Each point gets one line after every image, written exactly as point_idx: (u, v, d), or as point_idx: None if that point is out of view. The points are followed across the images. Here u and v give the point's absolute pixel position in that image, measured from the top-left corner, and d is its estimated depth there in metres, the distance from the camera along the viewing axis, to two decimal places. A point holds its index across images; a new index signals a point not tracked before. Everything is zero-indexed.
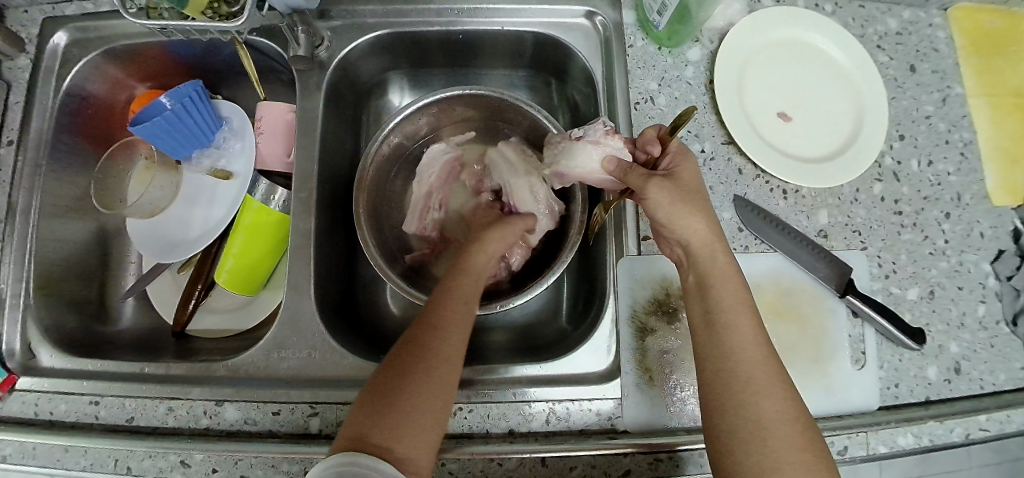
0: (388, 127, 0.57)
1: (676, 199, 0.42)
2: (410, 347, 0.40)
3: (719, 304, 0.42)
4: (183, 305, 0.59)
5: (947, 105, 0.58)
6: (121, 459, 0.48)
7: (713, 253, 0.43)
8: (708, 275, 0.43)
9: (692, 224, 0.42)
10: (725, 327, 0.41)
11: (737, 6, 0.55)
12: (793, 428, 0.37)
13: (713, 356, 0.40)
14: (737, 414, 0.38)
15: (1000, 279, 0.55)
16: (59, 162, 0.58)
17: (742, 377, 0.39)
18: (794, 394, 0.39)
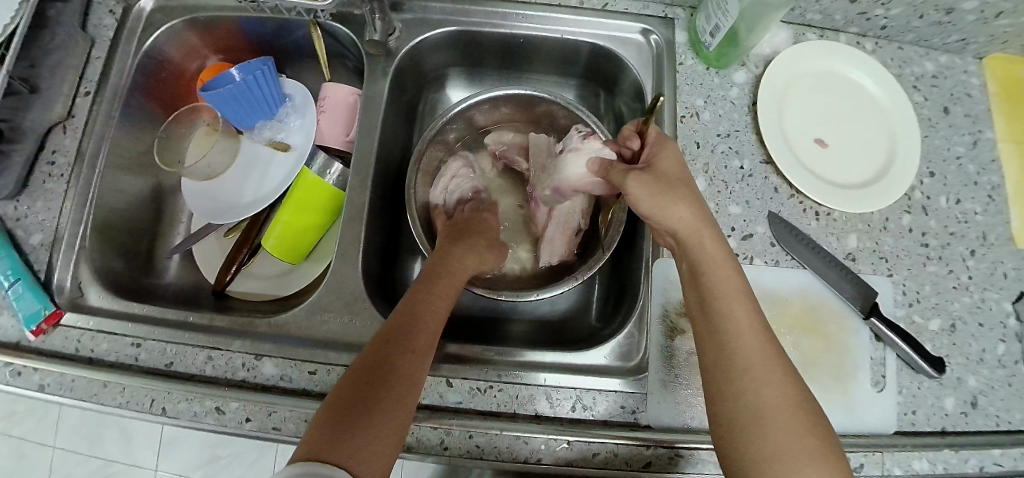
0: (445, 117, 0.59)
1: (652, 193, 0.45)
2: (371, 362, 0.41)
3: (714, 291, 0.43)
4: (227, 266, 0.62)
5: (977, 148, 0.61)
6: (157, 399, 0.49)
7: (704, 241, 0.45)
8: (703, 263, 0.44)
9: (681, 212, 0.45)
10: (720, 314, 0.43)
11: (783, 35, 0.60)
12: (791, 415, 0.38)
13: (713, 345, 0.42)
14: (739, 402, 0.39)
15: (1020, 319, 0.58)
16: (130, 118, 0.61)
17: (741, 365, 0.40)
18: (795, 380, 0.40)
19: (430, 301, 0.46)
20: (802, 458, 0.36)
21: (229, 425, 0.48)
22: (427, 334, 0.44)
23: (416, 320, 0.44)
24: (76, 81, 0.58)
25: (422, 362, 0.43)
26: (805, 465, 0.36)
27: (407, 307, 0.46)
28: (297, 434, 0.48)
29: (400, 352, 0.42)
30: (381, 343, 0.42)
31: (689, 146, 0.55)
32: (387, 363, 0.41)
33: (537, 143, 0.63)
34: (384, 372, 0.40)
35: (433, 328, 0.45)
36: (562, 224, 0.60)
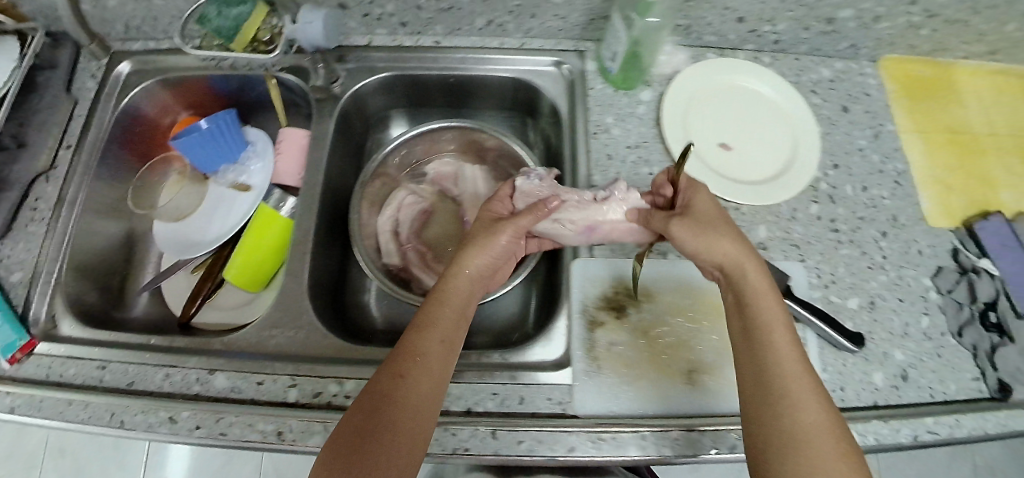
0: (389, 148, 0.66)
1: (693, 231, 0.47)
2: (380, 395, 0.42)
3: (757, 317, 0.43)
4: (193, 298, 0.67)
5: (879, 140, 0.65)
6: (116, 413, 0.53)
7: (744, 271, 0.45)
8: (745, 292, 0.44)
9: (722, 245, 0.45)
10: (763, 341, 0.42)
11: (679, 57, 0.65)
12: (831, 442, 0.37)
13: (751, 367, 0.42)
14: (775, 424, 0.39)
15: (941, 292, 0.62)
16: (107, 167, 0.68)
17: (780, 390, 0.40)
18: (833, 409, 0.39)
19: (439, 337, 0.46)
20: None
21: (181, 433, 0.51)
22: (437, 366, 0.44)
23: (422, 347, 0.44)
24: (60, 137, 0.66)
25: (431, 395, 0.43)
26: None
27: (418, 334, 0.46)
28: (242, 438, 0.50)
29: (403, 384, 0.42)
30: (389, 374, 0.43)
31: (601, 159, 0.59)
32: (392, 396, 0.41)
33: (474, 176, 0.69)
34: (386, 403, 0.41)
35: (442, 358, 0.45)
36: None
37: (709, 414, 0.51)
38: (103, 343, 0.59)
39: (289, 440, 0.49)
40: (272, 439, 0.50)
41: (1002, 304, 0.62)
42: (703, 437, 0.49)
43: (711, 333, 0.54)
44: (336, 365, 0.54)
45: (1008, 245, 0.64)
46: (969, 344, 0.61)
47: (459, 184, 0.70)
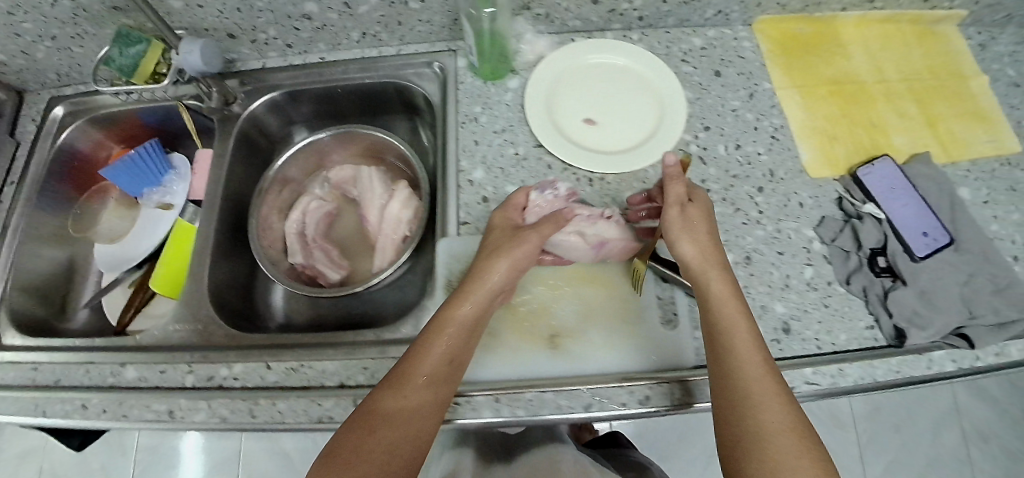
0: (285, 154, 0.73)
1: (680, 235, 0.50)
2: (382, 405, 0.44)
3: (721, 322, 0.48)
4: (127, 308, 0.73)
5: (754, 99, 0.66)
6: (40, 403, 0.58)
7: (708, 280, 0.49)
8: (708, 297, 0.49)
9: (683, 252, 0.50)
10: (726, 344, 0.47)
11: (542, 43, 0.67)
12: (790, 432, 0.42)
13: (719, 368, 0.46)
14: (740, 419, 0.43)
15: (825, 242, 0.61)
16: (47, 199, 0.76)
17: (744, 390, 0.44)
18: (793, 403, 0.44)
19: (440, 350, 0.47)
20: (796, 468, 0.40)
21: (91, 416, 0.56)
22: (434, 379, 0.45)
23: (421, 359, 0.46)
24: (5, 175, 0.74)
25: (427, 410, 0.44)
26: None
27: (420, 353, 0.46)
28: (139, 419, 0.56)
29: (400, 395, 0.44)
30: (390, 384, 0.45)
31: (468, 145, 0.62)
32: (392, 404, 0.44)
33: (370, 174, 0.74)
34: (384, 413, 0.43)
35: (441, 373, 0.46)
36: (390, 233, 0.69)
37: (569, 374, 0.52)
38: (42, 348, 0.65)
39: (179, 416, 0.55)
40: (166, 419, 0.55)
41: (890, 248, 0.60)
42: (556, 397, 0.51)
43: (567, 297, 0.57)
44: (229, 352, 0.59)
45: (898, 189, 0.63)
46: (859, 291, 0.59)
47: (357, 185, 0.75)
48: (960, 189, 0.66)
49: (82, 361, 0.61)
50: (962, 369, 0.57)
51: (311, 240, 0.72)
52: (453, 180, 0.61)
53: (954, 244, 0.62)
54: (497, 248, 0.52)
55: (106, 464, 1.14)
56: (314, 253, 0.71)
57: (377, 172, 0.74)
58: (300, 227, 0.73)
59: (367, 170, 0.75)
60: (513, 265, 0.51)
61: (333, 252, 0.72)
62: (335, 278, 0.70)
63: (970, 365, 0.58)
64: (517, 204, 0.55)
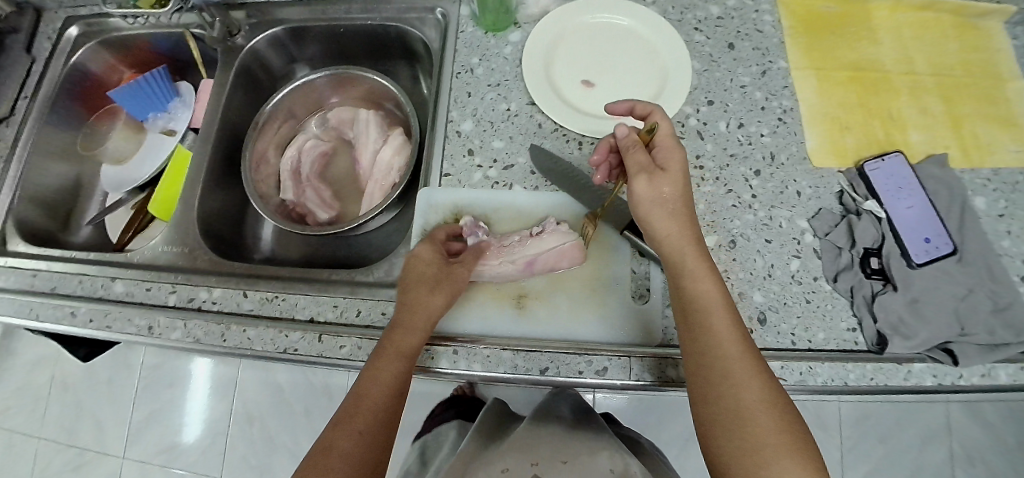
0: (283, 90, 0.72)
1: (651, 208, 0.47)
2: (347, 413, 0.44)
3: (694, 301, 0.46)
4: (126, 228, 0.75)
5: (766, 77, 0.63)
6: (34, 307, 0.60)
7: (682, 253, 0.47)
8: (681, 272, 0.47)
9: (658, 226, 0.47)
10: (699, 323, 0.45)
11: None
12: (770, 416, 0.41)
13: (696, 352, 0.45)
14: (720, 405, 0.42)
15: (818, 235, 0.59)
16: (57, 116, 0.78)
17: (721, 371, 0.43)
18: (772, 382, 0.43)
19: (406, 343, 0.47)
20: (779, 453, 0.39)
21: (79, 324, 0.58)
22: (386, 388, 0.45)
23: (375, 373, 0.46)
24: (18, 89, 0.76)
25: (379, 417, 0.45)
26: (783, 457, 0.39)
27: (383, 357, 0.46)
28: (121, 331, 0.57)
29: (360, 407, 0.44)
30: (354, 400, 0.45)
31: (461, 97, 0.62)
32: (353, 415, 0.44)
33: (365, 118, 0.74)
34: (351, 421, 0.44)
35: (394, 379, 0.46)
36: (379, 180, 0.70)
37: (531, 334, 0.52)
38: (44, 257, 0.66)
39: (157, 333, 0.56)
40: (144, 334, 0.56)
41: (886, 249, 0.57)
42: (513, 357, 0.50)
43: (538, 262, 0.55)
44: (211, 276, 0.60)
45: (905, 188, 0.60)
46: (845, 290, 0.57)
47: (353, 127, 0.75)
48: (975, 198, 0.62)
49: (78, 272, 0.63)
50: (940, 385, 0.55)
51: (301, 178, 0.73)
52: (441, 130, 0.60)
53: (958, 254, 0.58)
54: (413, 275, 0.51)
55: (111, 378, 1.20)
56: (305, 192, 0.72)
57: (373, 117, 0.74)
58: (293, 164, 0.73)
59: (363, 113, 0.75)
60: (437, 289, 0.50)
61: (324, 193, 0.72)
62: (324, 218, 0.71)
63: (950, 382, 0.55)
64: (439, 238, 0.54)
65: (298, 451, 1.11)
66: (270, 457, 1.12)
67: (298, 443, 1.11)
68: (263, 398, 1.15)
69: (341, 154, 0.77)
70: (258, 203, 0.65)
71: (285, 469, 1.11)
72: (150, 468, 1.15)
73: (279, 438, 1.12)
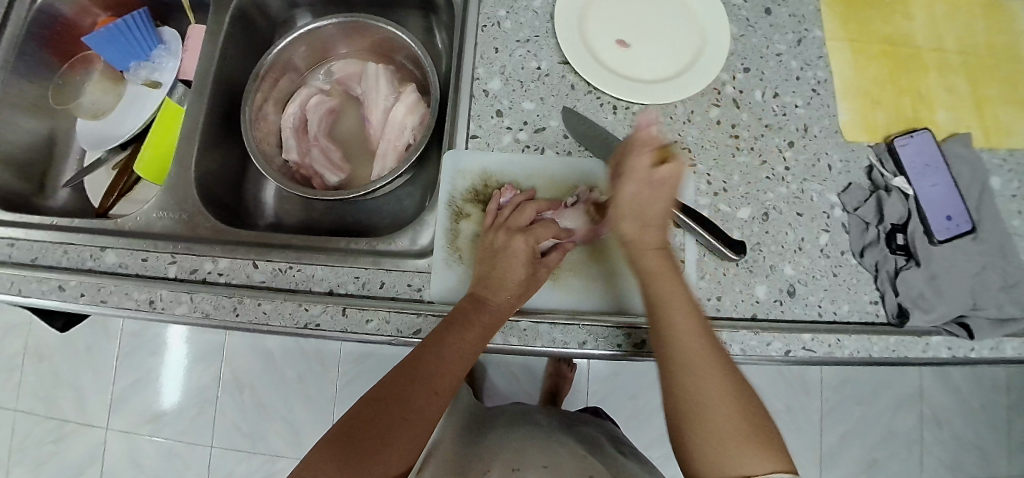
0: (285, 38, 0.66)
1: (627, 215, 0.45)
2: (390, 399, 0.44)
3: (656, 298, 0.45)
4: (109, 191, 0.69)
5: (801, 46, 0.62)
6: (16, 281, 0.54)
7: (644, 254, 0.46)
8: (643, 273, 0.46)
9: (623, 227, 0.46)
10: (662, 321, 0.44)
11: None
12: (728, 407, 0.40)
13: (661, 350, 0.44)
14: (682, 398, 0.42)
15: (847, 210, 0.58)
16: (23, 64, 0.69)
17: (686, 368, 0.42)
18: (735, 376, 0.42)
19: (447, 349, 0.46)
20: (739, 449, 0.39)
21: (69, 299, 0.53)
22: (450, 377, 0.47)
23: (445, 365, 0.47)
24: None
25: (438, 405, 0.46)
26: (739, 453, 0.39)
27: (430, 346, 0.47)
28: (119, 305, 0.52)
29: (420, 395, 0.45)
30: (401, 376, 0.46)
31: (487, 52, 0.58)
32: (403, 399, 0.45)
33: (377, 74, 0.69)
34: (400, 406, 0.44)
35: (455, 369, 0.47)
36: (392, 140, 0.65)
37: (570, 306, 0.52)
38: (19, 224, 0.60)
39: (159, 307, 0.52)
40: (145, 308, 0.52)
41: (912, 226, 0.57)
42: (552, 330, 0.50)
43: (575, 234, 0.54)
44: (215, 245, 0.56)
45: (930, 166, 0.59)
46: (870, 265, 0.57)
47: (362, 82, 0.70)
48: (991, 176, 0.62)
49: (61, 241, 0.57)
50: (953, 356, 0.56)
51: (308, 139, 0.68)
52: (467, 88, 0.56)
53: (974, 232, 0.58)
54: (503, 274, 0.49)
55: (89, 347, 1.14)
56: (312, 153, 0.68)
57: (384, 73, 0.69)
58: (299, 122, 0.68)
59: (373, 67, 0.70)
60: (520, 297, 0.50)
61: (333, 154, 0.68)
62: (334, 181, 0.67)
63: (962, 355, 0.56)
64: (538, 235, 0.51)
65: (292, 419, 1.08)
66: (261, 425, 1.09)
67: (291, 410, 1.09)
68: (253, 365, 1.11)
69: (348, 112, 0.73)
70: (265, 163, 0.60)
71: (278, 437, 1.08)
72: (135, 438, 1.11)
73: (271, 406, 1.09)
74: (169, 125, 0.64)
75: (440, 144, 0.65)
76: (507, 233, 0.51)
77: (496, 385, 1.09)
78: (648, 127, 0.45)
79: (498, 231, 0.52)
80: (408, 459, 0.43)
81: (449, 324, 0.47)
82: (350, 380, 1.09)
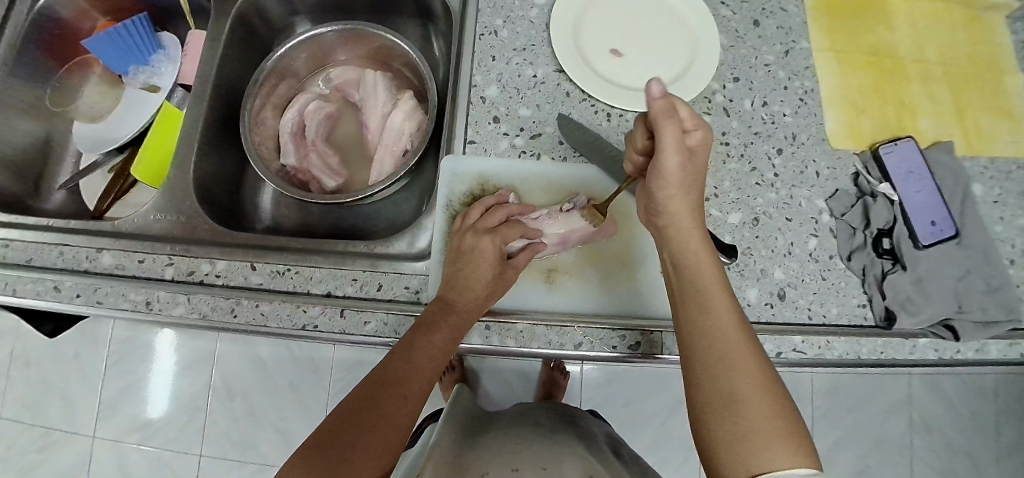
0: (285, 45, 0.67)
1: (673, 191, 0.43)
2: (360, 408, 0.43)
3: (695, 282, 0.43)
4: (105, 193, 0.69)
5: (789, 56, 0.64)
6: (10, 282, 0.54)
7: (688, 238, 0.44)
8: (684, 256, 0.44)
9: (671, 206, 0.44)
10: (698, 305, 0.42)
11: None
12: (763, 398, 0.38)
13: (693, 335, 0.42)
14: (715, 385, 0.39)
15: (834, 215, 0.59)
16: (21, 67, 0.69)
17: (720, 355, 0.40)
18: (769, 368, 0.40)
19: (420, 354, 0.46)
20: (770, 440, 0.37)
21: (64, 300, 0.53)
22: (420, 384, 0.46)
23: (415, 371, 0.46)
24: None
25: (408, 413, 0.45)
26: (772, 445, 0.36)
27: (404, 351, 0.46)
28: (115, 306, 0.52)
29: (393, 400, 0.44)
30: (372, 385, 0.45)
31: (485, 60, 0.59)
32: (378, 405, 0.43)
33: (375, 80, 0.70)
34: (372, 414, 0.43)
35: (426, 374, 0.47)
36: (390, 145, 0.66)
37: (566, 309, 0.52)
38: (14, 226, 0.60)
39: (156, 308, 0.52)
40: (142, 309, 0.52)
41: (897, 231, 0.59)
42: (548, 332, 0.50)
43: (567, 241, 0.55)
44: (213, 247, 0.56)
45: (915, 173, 0.61)
46: (858, 269, 0.58)
47: (361, 88, 0.71)
48: (973, 184, 0.63)
49: (57, 242, 0.57)
50: (940, 358, 0.58)
51: (306, 144, 0.69)
52: (465, 94, 0.57)
53: (957, 237, 0.60)
54: (472, 273, 0.49)
55: (78, 353, 1.12)
56: (310, 157, 0.68)
57: (382, 79, 0.70)
58: (297, 127, 0.69)
59: (372, 74, 0.70)
60: (490, 297, 0.50)
61: (330, 159, 0.69)
62: (331, 185, 0.68)
63: (948, 357, 0.58)
64: (506, 235, 0.51)
65: (284, 426, 1.08)
66: (253, 432, 1.08)
67: (284, 416, 1.08)
68: (245, 372, 1.10)
69: (346, 118, 0.73)
70: (263, 167, 0.61)
71: (270, 445, 1.07)
72: (124, 446, 1.09)
73: (263, 412, 1.08)
74: (167, 128, 0.64)
75: (437, 149, 0.66)
76: (474, 235, 0.51)
77: (490, 391, 1.09)
78: (656, 98, 0.39)
79: (467, 235, 0.51)
80: (382, 468, 0.41)
81: (417, 330, 0.47)
82: (343, 386, 1.09)
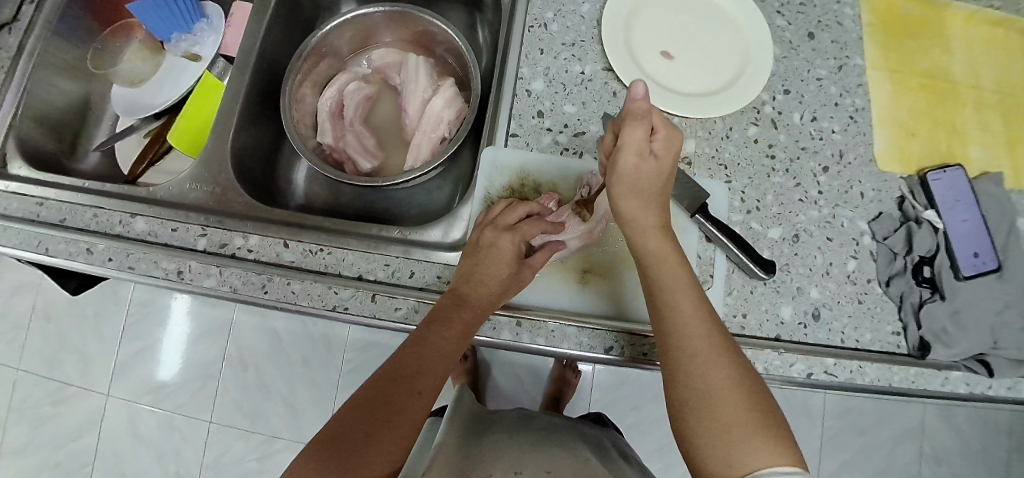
0: (330, 23, 0.66)
1: (625, 191, 0.44)
2: (373, 403, 0.42)
3: (656, 282, 0.44)
4: (139, 160, 0.70)
5: (842, 72, 0.63)
6: (43, 240, 0.54)
7: (646, 236, 0.45)
8: (645, 255, 0.45)
9: (624, 207, 0.45)
10: (665, 304, 0.43)
11: None
12: (736, 396, 0.39)
13: (664, 335, 0.43)
14: (688, 381, 0.40)
15: (876, 238, 0.58)
16: (65, 26, 0.70)
17: (691, 351, 0.41)
18: (741, 362, 0.41)
19: (432, 351, 0.45)
20: (746, 432, 0.38)
21: (96, 264, 0.53)
22: (432, 382, 0.45)
23: (429, 364, 0.45)
24: None
25: (422, 407, 0.44)
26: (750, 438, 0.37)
27: (417, 345, 0.45)
28: (147, 273, 0.52)
29: (403, 395, 0.43)
30: (382, 379, 0.44)
31: (532, 52, 0.58)
32: (390, 401, 0.43)
33: (416, 65, 0.69)
34: (381, 408, 0.42)
35: (441, 369, 0.46)
36: (428, 131, 0.65)
37: (598, 312, 0.52)
38: (49, 185, 0.60)
39: (187, 278, 0.52)
40: (174, 278, 0.52)
41: (939, 260, 0.57)
42: (579, 333, 0.50)
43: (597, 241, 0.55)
44: (247, 222, 0.56)
45: (961, 202, 0.59)
46: (895, 295, 0.57)
47: (402, 72, 0.71)
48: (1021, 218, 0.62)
49: (90, 205, 0.57)
50: (971, 393, 0.56)
51: (342, 123, 0.69)
52: (511, 87, 0.57)
53: (999, 271, 0.58)
54: (488, 269, 0.48)
55: (97, 312, 1.14)
56: (346, 137, 0.68)
57: (423, 65, 0.69)
58: (336, 106, 0.69)
59: (412, 57, 0.70)
60: (505, 293, 0.49)
61: (366, 140, 0.69)
62: (366, 167, 0.68)
63: (979, 392, 0.56)
64: (526, 233, 0.50)
65: (294, 402, 1.08)
66: (262, 405, 1.09)
67: (293, 392, 1.09)
68: (258, 345, 1.11)
69: (384, 100, 0.73)
70: (300, 143, 0.60)
71: (278, 419, 1.08)
72: (135, 407, 1.11)
73: (274, 386, 1.09)
74: (206, 98, 0.64)
75: (474, 139, 0.66)
76: (495, 231, 0.50)
77: (499, 384, 1.09)
78: (637, 98, 0.40)
79: (492, 232, 0.50)
80: (396, 460, 0.41)
81: (429, 322, 0.46)
82: (355, 367, 1.09)
